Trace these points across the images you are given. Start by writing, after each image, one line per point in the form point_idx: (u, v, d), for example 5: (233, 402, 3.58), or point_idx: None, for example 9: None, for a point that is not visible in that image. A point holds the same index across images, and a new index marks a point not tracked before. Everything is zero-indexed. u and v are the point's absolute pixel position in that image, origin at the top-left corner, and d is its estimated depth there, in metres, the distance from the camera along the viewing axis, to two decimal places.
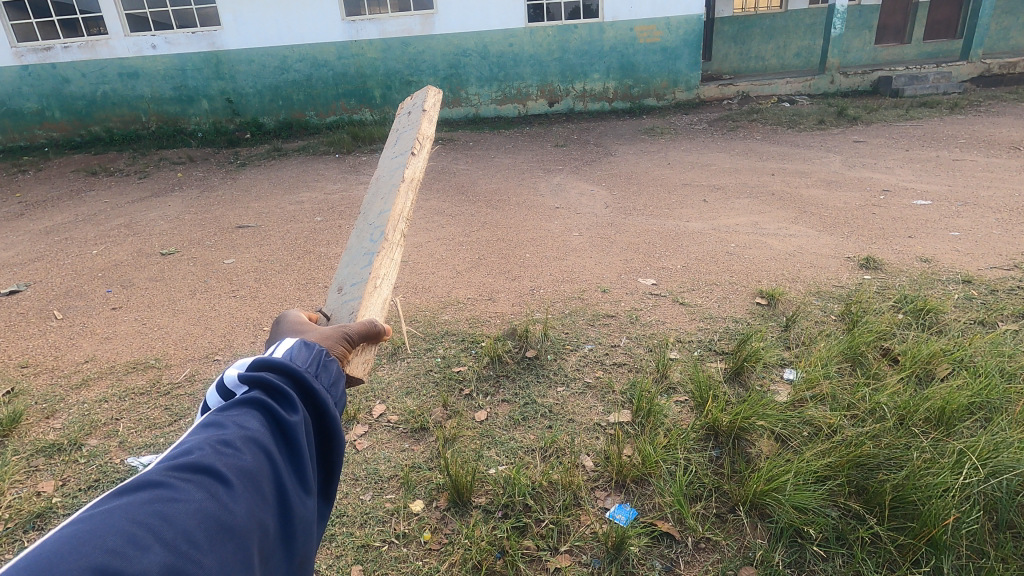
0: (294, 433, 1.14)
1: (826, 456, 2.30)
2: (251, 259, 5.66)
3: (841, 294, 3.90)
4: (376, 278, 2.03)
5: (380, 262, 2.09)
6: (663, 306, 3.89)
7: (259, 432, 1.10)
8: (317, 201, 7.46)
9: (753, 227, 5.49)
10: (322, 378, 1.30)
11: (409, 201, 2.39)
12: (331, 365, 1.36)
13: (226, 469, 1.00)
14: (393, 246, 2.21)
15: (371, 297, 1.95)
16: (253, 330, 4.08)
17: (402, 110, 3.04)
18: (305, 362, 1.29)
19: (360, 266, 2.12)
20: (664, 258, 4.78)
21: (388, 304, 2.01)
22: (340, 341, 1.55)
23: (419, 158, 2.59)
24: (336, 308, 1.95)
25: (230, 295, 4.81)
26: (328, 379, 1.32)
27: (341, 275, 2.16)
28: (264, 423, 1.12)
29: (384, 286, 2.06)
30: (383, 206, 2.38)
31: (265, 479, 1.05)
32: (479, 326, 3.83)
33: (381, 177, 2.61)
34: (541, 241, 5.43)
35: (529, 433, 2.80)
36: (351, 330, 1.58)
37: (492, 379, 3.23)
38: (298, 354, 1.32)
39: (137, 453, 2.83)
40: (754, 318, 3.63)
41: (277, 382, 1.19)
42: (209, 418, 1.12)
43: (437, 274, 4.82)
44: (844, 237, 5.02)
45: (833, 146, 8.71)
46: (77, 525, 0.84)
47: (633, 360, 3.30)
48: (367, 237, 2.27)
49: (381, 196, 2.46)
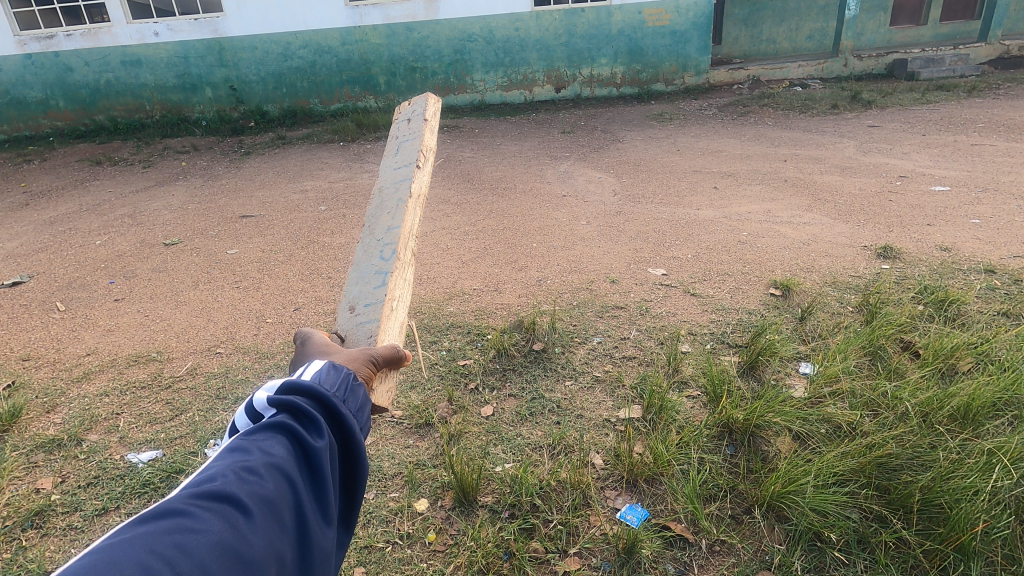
0: (318, 459, 1.13)
1: (847, 455, 2.21)
2: (255, 249, 5.59)
3: (858, 284, 3.78)
4: (392, 300, 2.03)
5: (394, 282, 2.09)
6: (673, 297, 3.79)
7: (282, 457, 1.10)
8: (321, 190, 7.38)
9: (765, 215, 5.35)
10: (350, 403, 1.30)
11: (418, 218, 2.38)
12: (358, 391, 1.36)
13: (247, 497, 1.00)
14: (404, 265, 2.20)
15: (388, 320, 1.95)
16: (255, 322, 4.02)
17: (399, 117, 2.94)
18: (333, 386, 1.29)
19: (372, 284, 2.09)
20: (674, 247, 4.66)
21: (405, 326, 2.00)
22: (364, 363, 1.56)
23: (423, 172, 2.55)
24: (350, 329, 1.92)
25: (232, 286, 4.74)
26: (355, 404, 1.31)
27: (350, 292, 2.11)
28: (288, 449, 1.12)
29: (399, 308, 2.06)
30: (390, 221, 2.33)
31: (286, 508, 1.05)
32: (485, 318, 3.75)
33: (383, 188, 2.53)
34: (548, 230, 5.32)
35: (537, 429, 2.73)
36: (373, 354, 1.60)
37: (499, 373, 3.16)
38: (327, 377, 1.32)
39: (137, 449, 2.77)
40: (768, 310, 3.52)
41: (305, 406, 1.18)
42: (235, 441, 1.13)
43: (442, 264, 4.73)
44: (859, 225, 4.88)
45: (847, 131, 8.50)
46: (98, 552, 0.85)
47: (643, 353, 3.22)
48: (376, 253, 2.23)
49: (386, 210, 2.40)
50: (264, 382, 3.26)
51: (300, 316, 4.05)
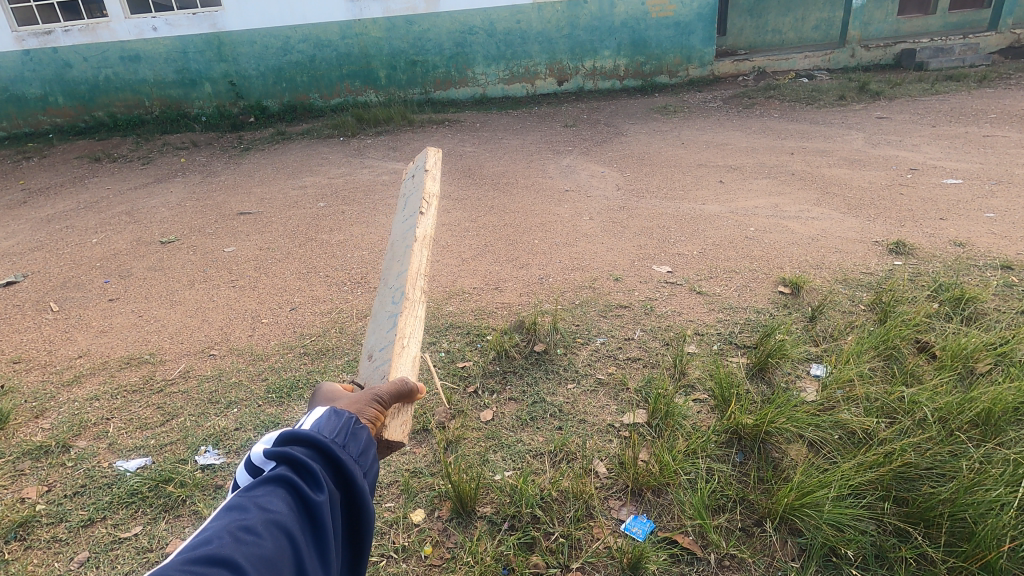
0: (320, 511, 1.22)
1: (864, 465, 2.11)
2: (252, 247, 5.50)
3: (870, 281, 3.66)
4: (402, 337, 2.21)
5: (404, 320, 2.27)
6: (678, 295, 3.68)
7: (282, 513, 1.18)
8: (320, 186, 7.28)
9: (773, 209, 5.22)
10: (351, 447, 1.39)
11: (425, 257, 2.61)
12: (360, 433, 1.45)
13: (247, 558, 1.08)
14: (413, 305, 2.40)
15: (399, 358, 2.12)
16: (250, 323, 3.93)
17: (406, 180, 3.24)
18: (333, 433, 1.37)
19: (387, 329, 2.31)
20: (680, 244, 4.54)
21: (417, 359, 2.17)
22: (374, 402, 1.66)
23: (427, 221, 2.80)
24: (369, 373, 2.12)
25: (228, 286, 4.65)
26: (357, 447, 1.40)
27: (371, 340, 2.34)
28: (287, 504, 1.20)
29: (411, 342, 2.23)
30: (399, 270, 2.56)
31: (285, 565, 1.12)
32: (485, 318, 3.65)
33: (395, 244, 2.79)
34: (550, 226, 5.21)
35: (538, 435, 2.64)
36: (381, 392, 1.69)
37: (498, 375, 3.07)
38: (328, 425, 1.41)
39: (126, 456, 2.69)
40: (777, 309, 3.41)
41: (303, 459, 1.27)
42: (237, 498, 1.21)
43: (441, 262, 4.63)
44: (869, 220, 4.75)
45: (855, 122, 8.33)
46: None
47: (648, 355, 3.12)
48: (390, 300, 2.46)
49: (397, 262, 2.64)
50: (258, 385, 3.17)
51: (295, 316, 3.96)
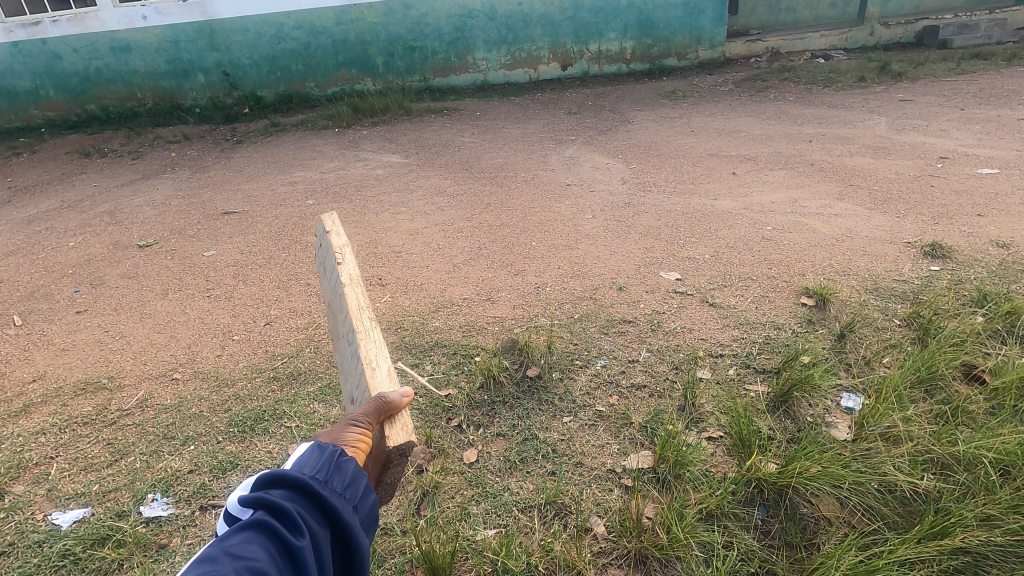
0: (299, 554, 1.23)
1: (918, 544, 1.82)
2: (234, 250, 5.18)
3: (904, 291, 3.28)
4: (370, 360, 2.02)
5: (368, 346, 2.08)
6: (689, 308, 3.31)
7: (261, 558, 1.19)
8: (311, 182, 6.94)
9: (791, 205, 4.81)
10: (335, 482, 1.41)
11: (359, 292, 2.42)
12: (346, 466, 1.47)
13: None
14: (369, 331, 2.20)
15: (375, 378, 1.93)
16: (220, 340, 3.60)
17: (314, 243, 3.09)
18: (315, 470, 1.40)
19: (353, 367, 2.09)
20: (690, 247, 4.15)
21: (393, 372, 1.97)
22: (357, 425, 1.68)
23: (346, 263, 2.63)
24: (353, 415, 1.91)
25: (203, 296, 4.33)
26: (342, 482, 1.43)
27: (346, 389, 2.12)
28: (267, 547, 1.22)
29: (380, 359, 2.04)
30: (342, 314, 2.37)
31: None
32: (474, 335, 3.30)
33: (328, 299, 2.60)
34: (550, 226, 4.83)
35: (528, 481, 2.30)
36: (361, 415, 1.71)
37: (486, 406, 2.72)
38: (311, 462, 1.44)
39: (64, 506, 2.40)
40: (800, 325, 3.03)
41: (281, 501, 1.29)
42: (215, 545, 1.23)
43: (431, 268, 4.27)
44: (898, 217, 4.34)
45: (877, 106, 7.82)
46: None
47: (654, 381, 2.76)
48: (345, 343, 2.25)
49: (336, 311, 2.45)
50: (220, 417, 2.85)
51: (270, 332, 3.63)
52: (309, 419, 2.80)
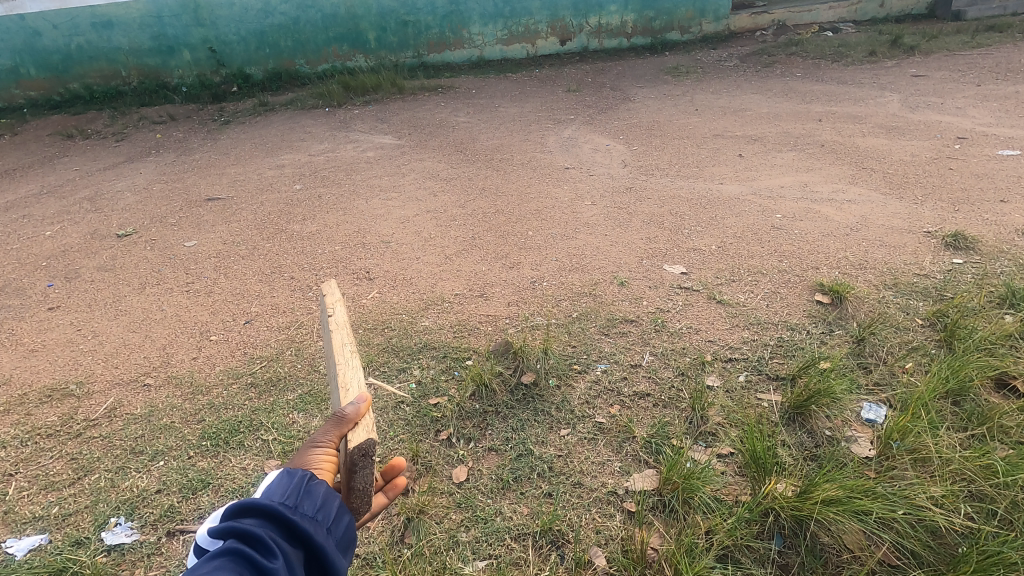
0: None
1: None
2: (216, 240, 4.94)
3: (925, 287, 3.05)
4: (345, 387, 2.01)
5: (345, 374, 2.07)
6: (695, 306, 3.10)
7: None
8: (299, 165, 6.65)
9: (801, 190, 4.58)
10: (305, 506, 1.34)
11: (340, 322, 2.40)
12: (317, 489, 1.39)
13: None
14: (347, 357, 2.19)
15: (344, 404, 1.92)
16: (197, 341, 3.39)
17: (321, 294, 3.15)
18: (286, 494, 1.34)
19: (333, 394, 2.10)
20: (695, 237, 3.92)
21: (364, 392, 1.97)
22: (320, 444, 1.62)
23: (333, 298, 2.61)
24: None
25: (182, 290, 4.10)
26: (315, 505, 1.36)
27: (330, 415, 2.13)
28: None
29: (352, 384, 2.03)
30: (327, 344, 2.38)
31: None
32: (466, 335, 3.09)
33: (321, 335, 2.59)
34: (547, 213, 4.60)
35: (521, 505, 2.11)
36: (322, 435, 1.64)
37: (478, 416, 2.53)
38: (283, 485, 1.38)
39: (20, 532, 2.22)
40: (815, 326, 2.82)
41: (251, 529, 1.23)
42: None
43: (421, 260, 4.05)
44: (916, 203, 4.10)
45: (889, 82, 7.49)
46: None
47: (659, 388, 2.57)
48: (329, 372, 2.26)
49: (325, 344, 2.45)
50: (193, 429, 2.66)
51: (250, 332, 3.42)
52: (286, 431, 2.60)
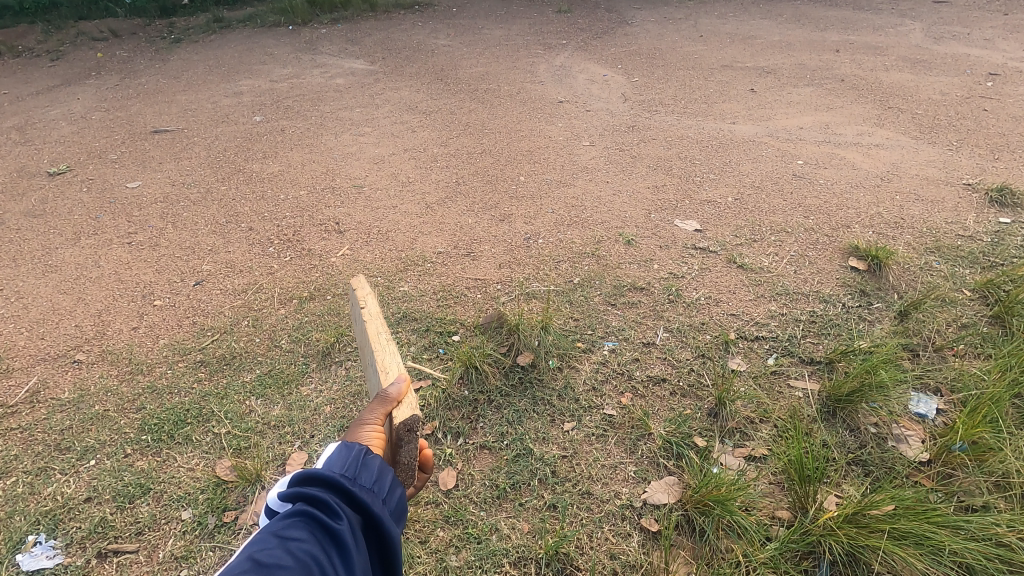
0: (342, 543, 0.98)
1: None
2: (163, 180, 4.32)
3: (971, 251, 2.71)
4: (384, 370, 1.61)
5: (382, 357, 1.67)
6: (714, 271, 2.72)
7: (307, 543, 0.96)
8: (259, 92, 5.90)
9: (822, 132, 4.12)
10: (364, 476, 1.11)
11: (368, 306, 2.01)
12: (373, 460, 1.16)
13: None
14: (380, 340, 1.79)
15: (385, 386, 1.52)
16: (138, 307, 2.92)
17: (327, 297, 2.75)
18: (353, 457, 1.14)
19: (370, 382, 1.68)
20: (708, 186, 3.48)
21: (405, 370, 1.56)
22: (368, 422, 1.34)
23: None
24: None
25: (122, 242, 3.56)
26: (375, 470, 1.13)
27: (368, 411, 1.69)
28: (312, 535, 0.98)
29: (391, 364, 1.63)
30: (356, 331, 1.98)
31: None
32: (451, 304, 2.68)
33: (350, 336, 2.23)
34: (539, 155, 4.08)
35: (520, 520, 1.80)
36: (370, 411, 1.36)
37: (467, 405, 2.17)
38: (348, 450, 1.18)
39: None
40: (851, 298, 2.48)
41: (319, 488, 1.04)
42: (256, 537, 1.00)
43: (399, 210, 3.55)
44: (951, 151, 3.69)
45: (909, 8, 6.85)
46: None
47: (677, 372, 2.22)
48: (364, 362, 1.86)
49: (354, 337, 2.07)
50: (131, 419, 2.26)
51: (202, 296, 2.96)
52: (241, 423, 2.22)
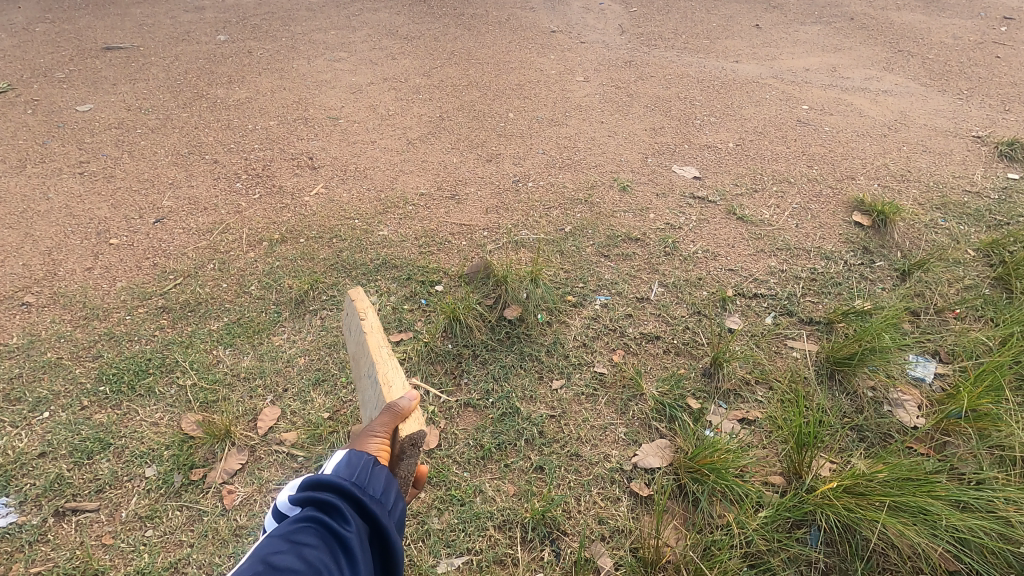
0: (351, 550, 0.99)
1: None
2: (117, 104, 3.94)
3: (978, 208, 2.61)
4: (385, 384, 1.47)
5: (384, 369, 1.50)
6: (712, 222, 2.59)
7: (318, 548, 0.97)
8: (223, 8, 5.36)
9: (829, 74, 3.90)
10: (373, 485, 1.12)
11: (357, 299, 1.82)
12: (381, 471, 1.16)
13: None
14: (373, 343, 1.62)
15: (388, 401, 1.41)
16: (93, 245, 2.69)
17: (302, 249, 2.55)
18: (361, 465, 1.15)
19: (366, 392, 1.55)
20: (708, 130, 3.29)
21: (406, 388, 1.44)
22: (374, 433, 1.30)
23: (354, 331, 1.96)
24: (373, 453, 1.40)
25: (73, 172, 3.25)
26: (382, 481, 1.13)
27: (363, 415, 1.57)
28: (322, 540, 0.99)
29: (393, 378, 1.47)
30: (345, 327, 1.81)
31: None
32: (435, 251, 2.51)
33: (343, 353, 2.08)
34: (530, 89, 3.80)
35: (506, 482, 1.73)
36: (376, 423, 1.32)
37: (451, 360, 2.05)
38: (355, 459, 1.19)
39: None
40: (853, 256, 2.38)
41: (331, 493, 1.05)
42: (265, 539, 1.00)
43: (378, 145, 3.30)
44: (960, 100, 3.53)
45: None
46: None
47: (672, 329, 2.12)
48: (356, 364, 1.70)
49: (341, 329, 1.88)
50: (87, 369, 2.10)
51: (163, 235, 2.73)
52: (208, 374, 2.07)
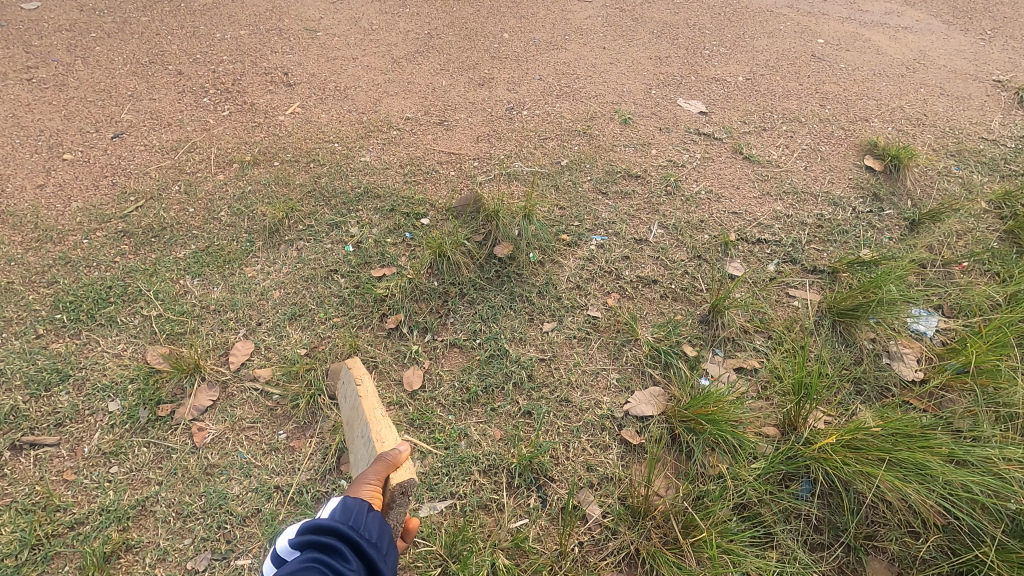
0: None
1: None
2: (67, 2, 3.53)
3: (993, 156, 2.49)
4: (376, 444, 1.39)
5: (375, 424, 1.42)
6: (717, 161, 2.43)
7: None
8: None
9: (847, 6, 3.64)
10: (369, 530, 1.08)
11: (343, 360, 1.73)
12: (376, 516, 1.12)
13: None
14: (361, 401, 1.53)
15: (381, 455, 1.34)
16: (44, 160, 2.45)
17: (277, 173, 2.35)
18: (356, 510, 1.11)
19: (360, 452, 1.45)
20: (717, 61, 3.06)
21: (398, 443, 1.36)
22: (365, 481, 1.25)
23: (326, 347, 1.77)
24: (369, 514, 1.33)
25: (19, 78, 2.93)
26: (377, 524, 1.09)
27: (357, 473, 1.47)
28: None
29: (387, 431, 1.41)
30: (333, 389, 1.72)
31: None
32: (421, 180, 2.34)
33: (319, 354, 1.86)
34: (527, 8, 3.49)
35: (492, 426, 1.66)
36: (369, 471, 1.27)
37: (436, 298, 1.93)
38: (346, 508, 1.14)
39: None
40: (862, 202, 2.27)
41: (332, 532, 1.01)
42: None
43: (360, 62, 3.02)
44: (982, 40, 3.33)
45: None
46: None
47: (670, 274, 2.02)
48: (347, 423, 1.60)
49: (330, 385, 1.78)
50: (41, 295, 1.93)
51: (123, 152, 2.50)
52: (174, 305, 1.93)
